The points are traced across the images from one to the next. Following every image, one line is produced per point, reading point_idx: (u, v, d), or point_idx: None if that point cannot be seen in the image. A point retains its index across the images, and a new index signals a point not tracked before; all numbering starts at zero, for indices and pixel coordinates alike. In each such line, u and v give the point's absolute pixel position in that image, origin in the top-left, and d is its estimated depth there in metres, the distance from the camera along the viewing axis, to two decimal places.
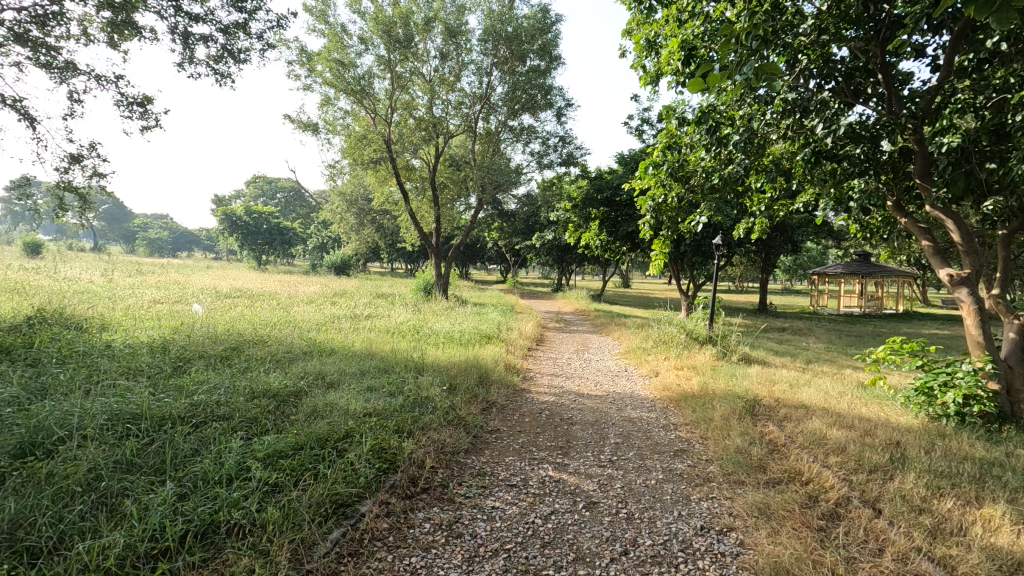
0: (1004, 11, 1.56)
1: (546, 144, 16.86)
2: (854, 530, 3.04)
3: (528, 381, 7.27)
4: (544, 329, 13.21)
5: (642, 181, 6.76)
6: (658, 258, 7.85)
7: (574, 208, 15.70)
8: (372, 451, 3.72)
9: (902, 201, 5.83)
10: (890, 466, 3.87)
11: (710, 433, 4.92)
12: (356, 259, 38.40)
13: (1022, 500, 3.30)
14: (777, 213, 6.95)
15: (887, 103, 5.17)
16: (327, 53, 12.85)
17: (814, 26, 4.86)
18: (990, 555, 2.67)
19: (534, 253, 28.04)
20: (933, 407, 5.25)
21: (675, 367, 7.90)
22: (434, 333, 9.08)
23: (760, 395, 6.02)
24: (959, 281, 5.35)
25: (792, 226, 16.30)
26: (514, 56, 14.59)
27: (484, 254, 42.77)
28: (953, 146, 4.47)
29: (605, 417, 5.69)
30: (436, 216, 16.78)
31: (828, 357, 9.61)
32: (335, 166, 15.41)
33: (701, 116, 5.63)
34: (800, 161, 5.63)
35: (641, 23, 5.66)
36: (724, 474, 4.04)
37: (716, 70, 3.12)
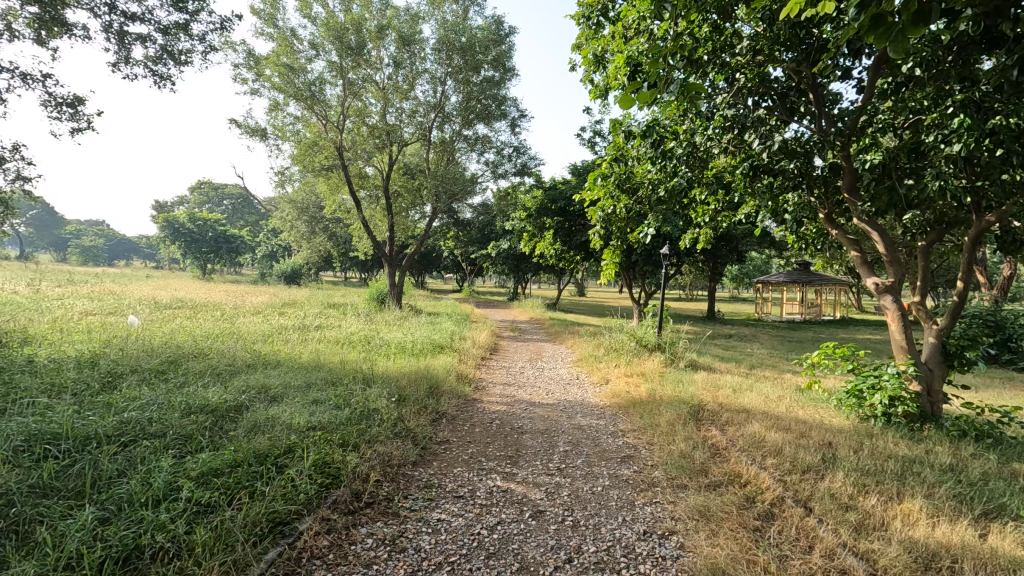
0: (900, 41, 1.67)
1: (501, 154, 16.99)
2: (786, 530, 3.17)
3: (481, 390, 7.24)
4: (498, 338, 13.22)
5: (592, 192, 6.90)
6: (609, 267, 8.01)
7: (529, 217, 15.85)
8: (315, 466, 3.62)
9: (833, 214, 6.17)
10: (822, 466, 4.06)
11: (656, 439, 5.04)
12: (308, 268, 37.41)
13: (938, 494, 3.52)
14: (721, 224, 7.20)
15: (819, 122, 5.46)
16: (275, 57, 12.57)
17: (750, 47, 5.10)
18: (908, 548, 2.83)
19: (489, 263, 28.08)
20: (863, 408, 5.56)
21: (625, 374, 8.06)
22: (386, 344, 8.95)
23: (705, 400, 6.20)
24: (884, 289, 5.69)
25: (737, 237, 16.95)
26: (468, 66, 14.65)
27: (440, 262, 42.46)
28: (876, 163, 4.77)
29: (555, 425, 5.74)
30: (390, 225, 16.55)
31: (770, 362, 10.04)
32: (283, 172, 15.00)
33: (647, 130, 5.80)
34: (740, 175, 5.86)
35: (589, 38, 5.77)
36: (668, 479, 4.14)
37: (647, 86, 3.23)
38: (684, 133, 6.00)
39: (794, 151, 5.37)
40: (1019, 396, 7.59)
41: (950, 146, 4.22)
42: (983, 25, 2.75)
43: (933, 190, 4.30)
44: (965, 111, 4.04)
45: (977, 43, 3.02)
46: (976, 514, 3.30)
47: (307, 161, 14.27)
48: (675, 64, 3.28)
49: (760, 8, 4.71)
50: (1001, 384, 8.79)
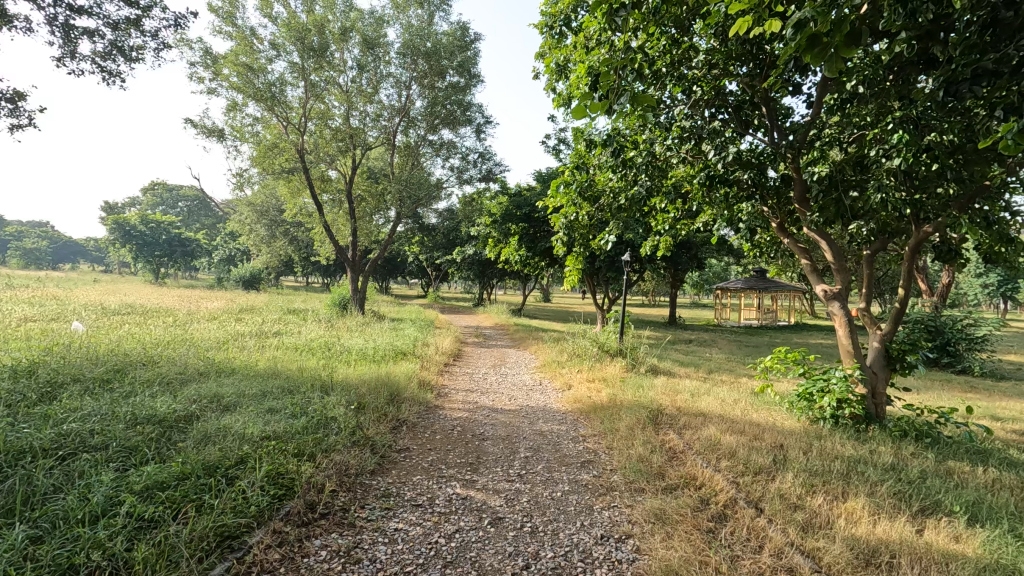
0: (832, 60, 1.77)
1: (466, 159, 16.99)
2: (738, 530, 3.26)
3: (443, 397, 7.18)
4: (462, 344, 13.16)
5: (554, 199, 6.96)
6: (572, 273, 8.04)
7: (494, 223, 15.89)
8: (267, 476, 3.53)
9: (785, 223, 6.41)
10: (773, 467, 4.19)
11: (615, 443, 5.11)
12: (268, 272, 36.39)
13: (880, 492, 3.68)
14: (680, 232, 7.35)
15: (771, 135, 5.67)
16: (234, 57, 12.22)
17: (706, 61, 5.25)
18: (850, 545, 2.95)
19: (454, 268, 27.95)
20: (813, 410, 5.78)
21: (587, 380, 8.13)
22: (347, 350, 8.79)
23: (663, 404, 6.32)
24: (832, 296, 5.95)
25: (696, 244, 17.41)
26: (433, 71, 14.61)
27: (405, 267, 42.08)
28: (823, 175, 4.96)
29: (516, 431, 5.75)
30: (352, 230, 16.27)
31: (727, 367, 10.32)
32: (242, 174, 14.58)
33: (608, 139, 5.89)
34: (698, 185, 6.01)
35: (552, 47, 5.83)
36: (626, 483, 4.20)
37: (602, 96, 3.28)
38: (643, 142, 6.11)
39: (748, 162, 5.56)
40: (955, 397, 8.02)
41: (889, 161, 4.45)
42: (914, 48, 2.93)
43: (875, 202, 4.53)
44: (903, 127, 4.26)
45: (915, 63, 3.15)
46: (913, 511, 3.47)
47: (267, 163, 13.92)
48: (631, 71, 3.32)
49: (715, 23, 4.87)
50: (939, 387, 9.27)
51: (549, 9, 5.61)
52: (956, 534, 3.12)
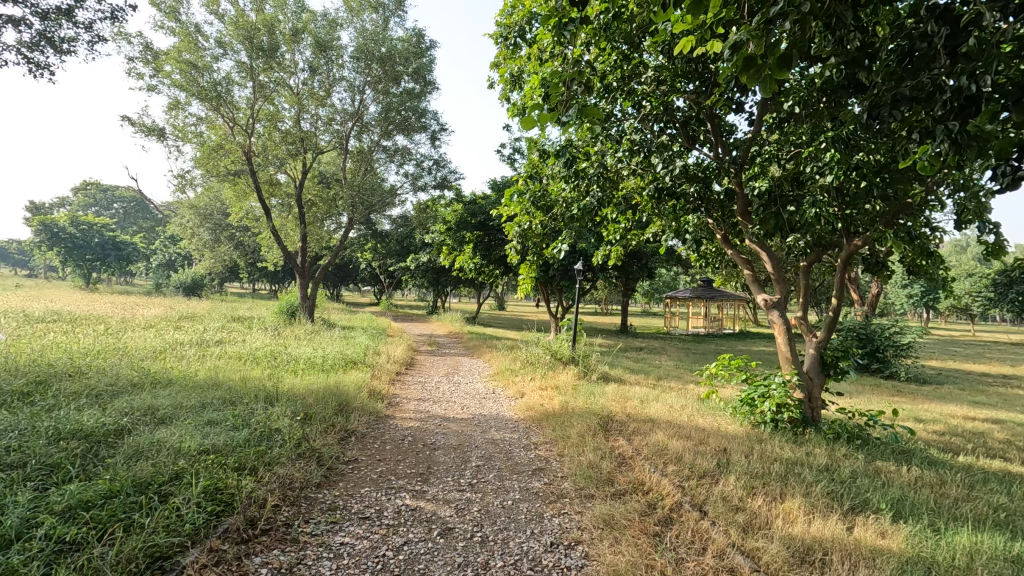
0: (766, 82, 1.88)
1: (420, 166, 16.86)
2: (683, 533, 3.34)
3: (394, 407, 7.05)
4: (415, 352, 12.98)
5: (508, 208, 6.99)
6: (525, 281, 8.07)
7: (449, 230, 15.81)
8: (204, 492, 3.36)
9: (729, 235, 6.67)
10: (717, 470, 4.33)
11: (566, 450, 5.15)
12: (211, 278, 34.85)
13: (814, 492, 3.86)
14: (630, 241, 7.52)
15: (716, 150, 5.90)
16: (176, 53, 11.70)
17: (655, 78, 5.43)
18: (787, 544, 3.08)
19: (408, 276, 27.58)
20: (754, 414, 6.02)
21: (540, 388, 8.17)
22: (294, 359, 8.51)
23: (613, 411, 6.43)
24: (772, 305, 6.23)
25: (646, 254, 17.87)
26: (388, 76, 14.47)
27: (357, 274, 41.23)
28: (763, 190, 5.21)
29: (468, 440, 5.71)
30: (302, 236, 15.79)
31: (675, 374, 10.60)
32: (183, 176, 13.93)
33: (560, 150, 5.97)
34: (647, 197, 6.17)
35: (506, 58, 5.88)
36: (577, 489, 4.24)
37: (551, 108, 3.34)
38: (595, 154, 6.23)
39: (695, 176, 5.79)
40: (883, 401, 8.53)
41: (822, 178, 4.72)
42: (842, 73, 3.13)
43: (810, 216, 4.78)
44: (835, 147, 4.53)
45: (844, 87, 3.36)
46: (845, 509, 3.65)
47: (211, 165, 13.37)
48: (581, 84, 3.39)
49: (663, 41, 5.04)
50: (869, 391, 9.83)
51: (504, 20, 5.66)
52: (882, 530, 3.30)
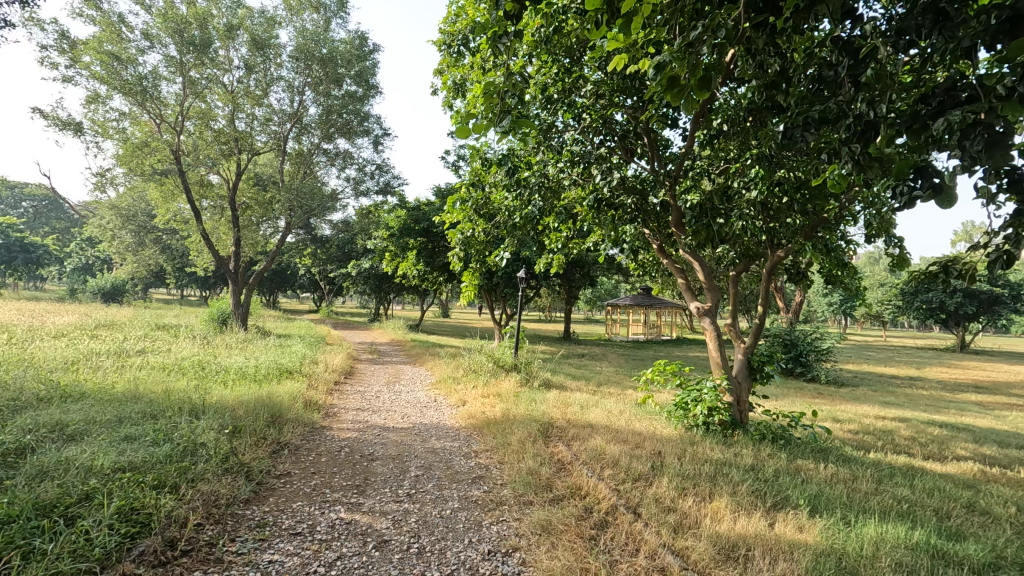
0: (688, 101, 1.99)
1: (362, 171, 16.54)
2: (618, 536, 3.43)
3: (331, 417, 6.84)
4: (355, 361, 12.65)
5: (451, 215, 6.94)
6: (468, 288, 8.00)
7: (392, 237, 15.58)
8: (118, 513, 3.14)
9: (665, 245, 6.91)
10: (651, 473, 4.47)
11: (506, 457, 5.17)
12: (133, 283, 32.61)
13: (741, 491, 4.05)
14: (572, 250, 7.62)
15: (652, 163, 6.13)
16: (97, 43, 10.95)
17: (594, 91, 5.59)
18: (714, 542, 3.22)
19: (349, 282, 26.91)
20: (687, 418, 6.25)
21: (482, 396, 8.14)
22: (223, 369, 8.09)
23: (554, 417, 6.51)
24: (704, 312, 6.51)
25: (588, 263, 18.26)
26: (329, 78, 14.12)
27: (296, 280, 39.87)
28: (695, 203, 5.46)
29: (407, 450, 5.62)
30: (234, 240, 15.08)
31: (615, 380, 10.86)
32: (102, 174, 13.01)
33: (502, 158, 6.00)
34: (587, 207, 6.29)
35: (449, 65, 5.86)
36: (515, 496, 4.26)
37: (486, 116, 3.34)
38: (537, 164, 6.29)
39: (632, 189, 6.01)
40: (804, 403, 9.08)
41: (748, 192, 4.99)
42: (763, 95, 3.34)
43: (737, 228, 5.05)
44: (759, 163, 4.79)
45: (766, 108, 3.57)
46: (767, 507, 3.85)
47: (134, 163, 12.56)
48: (517, 91, 3.42)
49: (600, 57, 5.18)
50: (792, 394, 10.43)
51: (447, 27, 5.66)
52: (800, 525, 3.51)
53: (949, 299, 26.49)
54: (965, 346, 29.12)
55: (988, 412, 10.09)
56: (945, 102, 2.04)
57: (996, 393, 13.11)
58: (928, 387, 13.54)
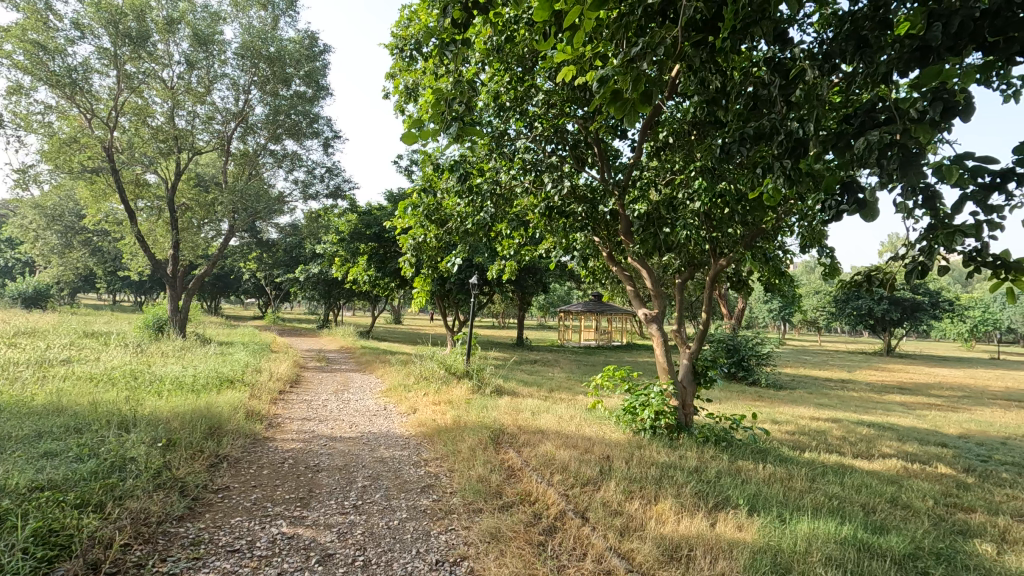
0: (632, 114, 2.02)
1: (311, 173, 16.13)
2: (566, 541, 3.46)
3: (274, 428, 6.60)
4: (301, 369, 12.27)
5: (401, 220, 6.85)
6: (420, 294, 7.89)
7: (342, 241, 15.26)
8: (34, 535, 2.91)
9: (614, 252, 7.04)
10: (599, 477, 4.54)
11: (456, 465, 5.13)
12: (58, 287, 30.48)
13: (684, 493, 4.17)
14: (524, 256, 7.64)
15: (602, 172, 6.26)
16: (20, 32, 10.24)
17: (546, 100, 5.66)
18: (659, 543, 3.29)
19: (296, 288, 26.11)
20: (635, 422, 6.39)
21: (433, 403, 8.05)
22: (158, 379, 7.68)
23: (505, 424, 6.51)
24: (650, 318, 6.68)
25: (540, 269, 18.45)
26: (277, 78, 13.72)
27: (239, 285, 38.35)
28: (642, 212, 5.60)
29: (355, 459, 5.50)
30: (172, 242, 14.36)
31: (567, 385, 10.98)
32: (25, 170, 12.14)
33: (454, 164, 5.96)
34: (538, 215, 6.34)
35: (402, 69, 5.83)
36: (465, 504, 4.23)
37: (435, 121, 3.30)
38: (489, 170, 6.30)
39: (582, 197, 6.12)
40: (745, 405, 9.46)
41: (692, 203, 5.17)
42: (705, 109, 3.48)
43: (682, 238, 5.21)
44: (702, 175, 4.98)
45: (709, 122, 3.71)
46: (709, 507, 3.99)
47: (61, 160, 11.82)
48: (466, 95, 3.40)
49: (551, 67, 5.26)
50: (735, 397, 10.84)
51: (399, 31, 5.61)
52: (739, 524, 3.64)
53: (877, 305, 28.26)
54: (891, 351, 31.08)
55: (910, 412, 10.79)
56: (866, 123, 2.18)
57: (918, 394, 14.06)
58: (858, 390, 14.37)
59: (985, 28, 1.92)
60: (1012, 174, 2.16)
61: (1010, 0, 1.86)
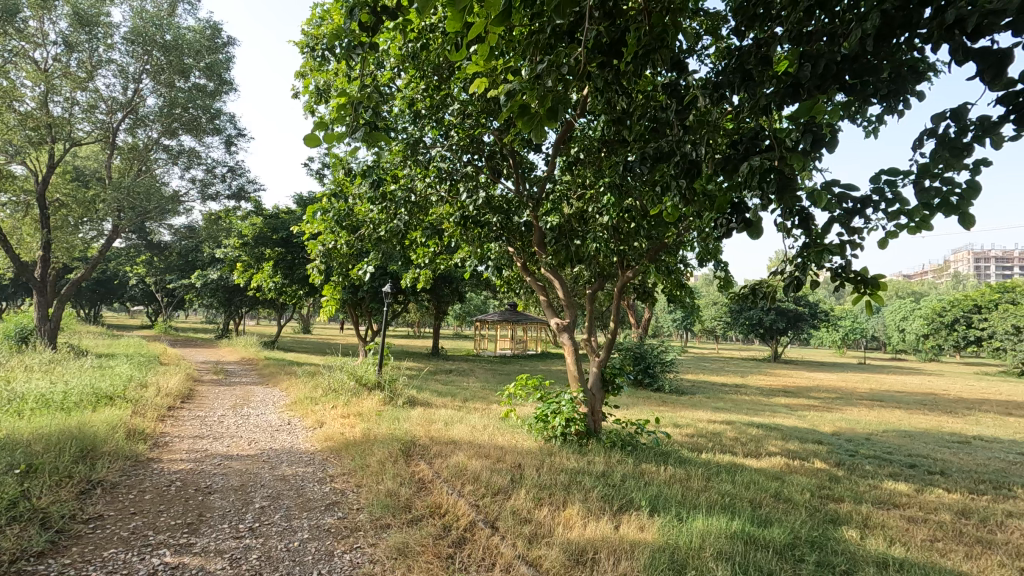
0: (540, 130, 2.06)
1: (211, 172, 15.05)
2: (475, 552, 3.44)
3: (161, 448, 6.02)
4: (196, 382, 11.31)
5: (310, 226, 6.55)
6: (330, 302, 7.54)
7: (245, 246, 14.34)
8: None
9: (528, 263, 7.15)
10: (509, 486, 4.56)
11: (364, 480, 4.94)
12: None
13: (591, 497, 4.30)
14: (439, 266, 7.54)
15: (516, 184, 6.36)
16: None
17: (461, 111, 5.64)
18: (565, 549, 3.36)
19: (191, 294, 24.11)
20: (546, 430, 6.50)
21: (342, 416, 7.72)
22: (18, 396, 6.76)
23: (417, 436, 6.38)
24: (562, 328, 6.84)
25: (456, 279, 18.38)
26: (173, 68, 12.70)
27: (125, 291, 34.86)
28: (554, 225, 5.73)
29: (253, 479, 5.14)
30: (42, 243, 12.76)
31: (481, 395, 10.97)
32: None
33: (367, 170, 5.77)
34: (454, 224, 6.30)
35: (312, 69, 5.60)
36: (372, 520, 4.09)
37: (342, 125, 3.16)
38: (404, 178, 6.18)
39: (497, 208, 6.19)
40: (650, 411, 9.93)
41: (601, 217, 5.38)
42: (612, 127, 3.65)
43: (592, 251, 5.40)
44: (610, 191, 5.17)
45: (616, 140, 3.88)
46: (614, 509, 4.14)
47: None
48: (376, 98, 3.30)
49: (466, 78, 5.26)
50: (641, 403, 11.36)
51: (310, 30, 5.39)
52: (641, 524, 3.81)
53: (765, 316, 30.89)
54: (778, 357, 34.02)
55: (792, 413, 11.85)
56: (750, 149, 2.39)
57: (799, 396, 15.47)
58: (750, 393, 15.58)
59: (845, 70, 2.16)
60: (869, 202, 2.45)
61: (864, 49, 2.10)
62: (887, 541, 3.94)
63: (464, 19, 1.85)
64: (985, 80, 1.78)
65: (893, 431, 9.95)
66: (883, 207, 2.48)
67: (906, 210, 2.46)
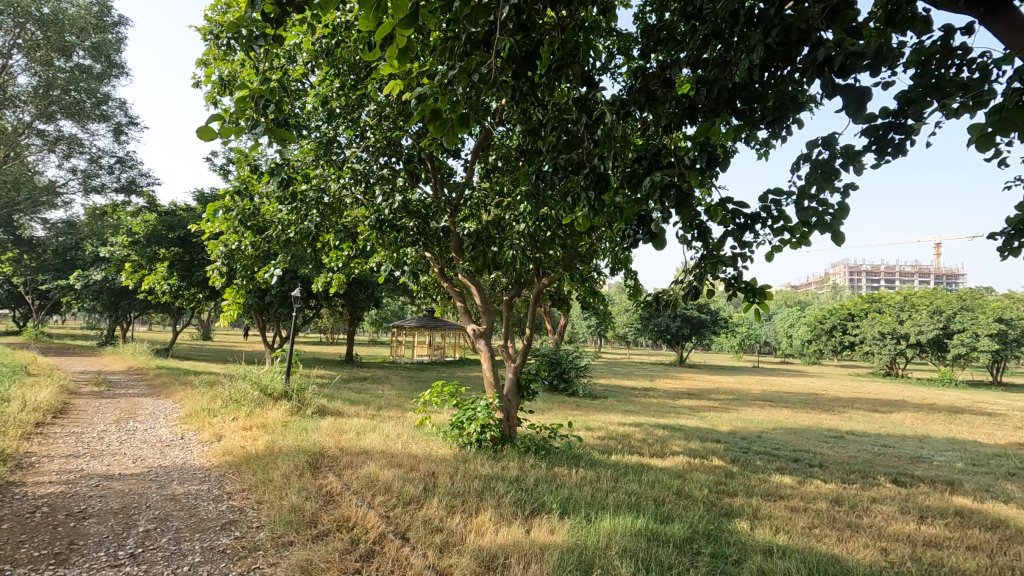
0: (451, 132, 2.04)
1: (96, 162, 13.65)
2: (384, 564, 3.34)
3: (23, 470, 5.32)
4: (72, 395, 10.13)
5: (210, 224, 6.05)
6: (232, 307, 7.02)
7: (134, 244, 13.09)
8: None
9: (445, 268, 7.08)
10: (422, 495, 4.48)
11: (266, 496, 4.66)
12: None
13: (503, 503, 4.32)
14: (353, 270, 7.27)
15: (434, 188, 6.29)
16: None
17: (378, 111, 5.49)
18: (476, 556, 3.35)
19: (68, 296, 21.60)
20: (461, 436, 6.46)
21: (243, 428, 7.23)
22: None
23: (325, 447, 6.11)
24: (479, 334, 6.84)
25: (371, 283, 17.89)
26: (51, 45, 11.41)
27: None
28: (472, 231, 5.70)
29: (137, 500, 4.68)
30: None
31: (396, 402, 10.72)
32: None
33: (275, 168, 5.45)
34: (368, 227, 6.10)
35: (216, 58, 5.22)
36: (273, 538, 3.86)
37: (243, 120, 2.93)
38: (316, 177, 5.90)
39: (414, 211, 6.07)
40: (564, 415, 10.16)
41: (518, 225, 5.43)
42: (527, 136, 3.70)
43: (509, 257, 5.42)
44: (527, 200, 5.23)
45: (532, 148, 3.94)
46: (526, 514, 4.19)
47: None
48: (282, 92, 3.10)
49: (383, 79, 5.13)
50: (556, 407, 11.61)
51: (214, 17, 5.03)
52: (552, 527, 3.89)
53: (672, 323, 32.70)
54: (683, 362, 36.14)
55: (694, 414, 12.57)
56: (654, 163, 2.52)
57: (700, 398, 16.51)
58: (656, 396, 16.41)
59: (736, 97, 2.33)
60: (759, 218, 2.67)
61: (751, 78, 2.29)
62: (772, 530, 4.29)
63: (376, 18, 1.81)
64: (849, 113, 2.00)
65: (781, 429, 10.87)
66: (769, 223, 2.71)
67: (789, 227, 2.70)
